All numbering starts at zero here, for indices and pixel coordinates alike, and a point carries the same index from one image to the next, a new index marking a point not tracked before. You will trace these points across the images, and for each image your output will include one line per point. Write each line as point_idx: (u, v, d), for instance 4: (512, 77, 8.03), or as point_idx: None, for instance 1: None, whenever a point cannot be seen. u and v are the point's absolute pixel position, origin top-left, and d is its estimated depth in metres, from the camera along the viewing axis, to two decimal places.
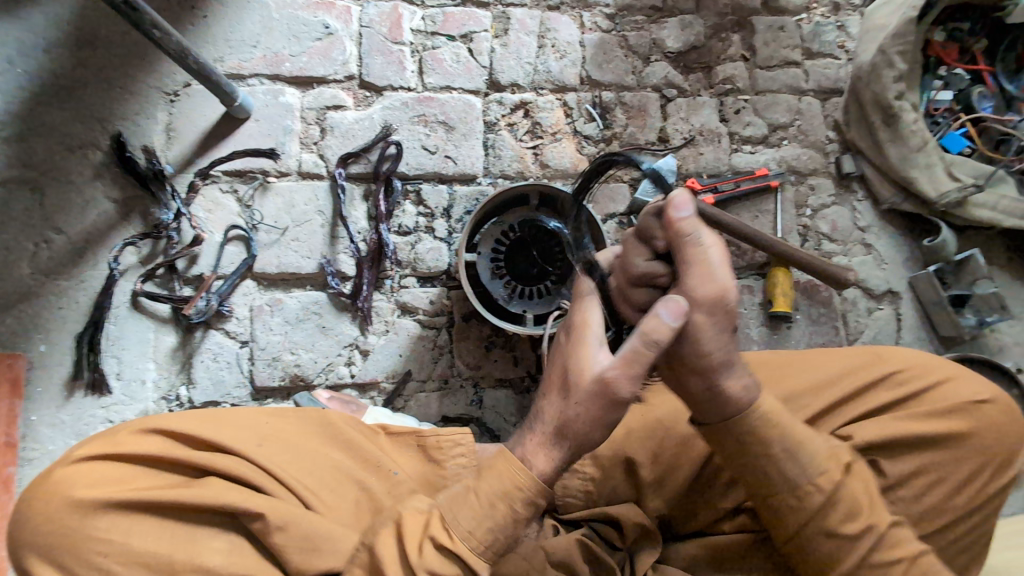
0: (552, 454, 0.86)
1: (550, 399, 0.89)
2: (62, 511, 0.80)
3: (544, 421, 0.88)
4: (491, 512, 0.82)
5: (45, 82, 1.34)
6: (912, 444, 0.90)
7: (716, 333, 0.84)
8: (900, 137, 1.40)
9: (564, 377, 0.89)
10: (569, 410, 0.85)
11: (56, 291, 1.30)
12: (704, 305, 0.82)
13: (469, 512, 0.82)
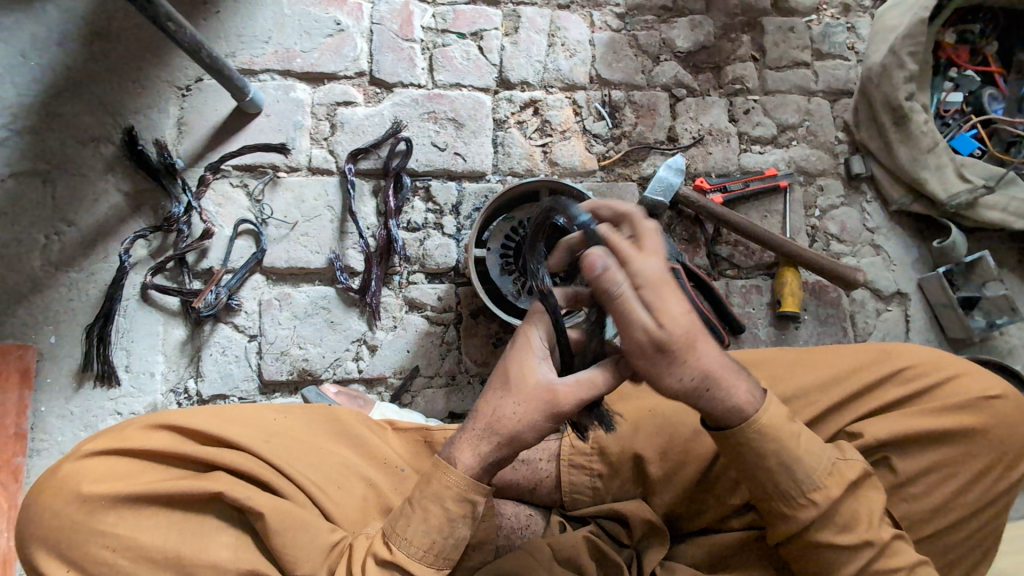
0: (480, 447, 0.83)
1: (487, 394, 0.86)
2: (70, 504, 0.80)
3: (478, 415, 0.85)
4: (426, 518, 0.82)
5: (59, 75, 1.35)
6: (922, 441, 0.90)
7: (666, 368, 0.80)
8: (910, 137, 1.40)
9: (501, 375, 0.86)
10: (505, 406, 0.83)
11: (67, 283, 1.31)
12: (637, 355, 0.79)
13: (408, 521, 0.82)
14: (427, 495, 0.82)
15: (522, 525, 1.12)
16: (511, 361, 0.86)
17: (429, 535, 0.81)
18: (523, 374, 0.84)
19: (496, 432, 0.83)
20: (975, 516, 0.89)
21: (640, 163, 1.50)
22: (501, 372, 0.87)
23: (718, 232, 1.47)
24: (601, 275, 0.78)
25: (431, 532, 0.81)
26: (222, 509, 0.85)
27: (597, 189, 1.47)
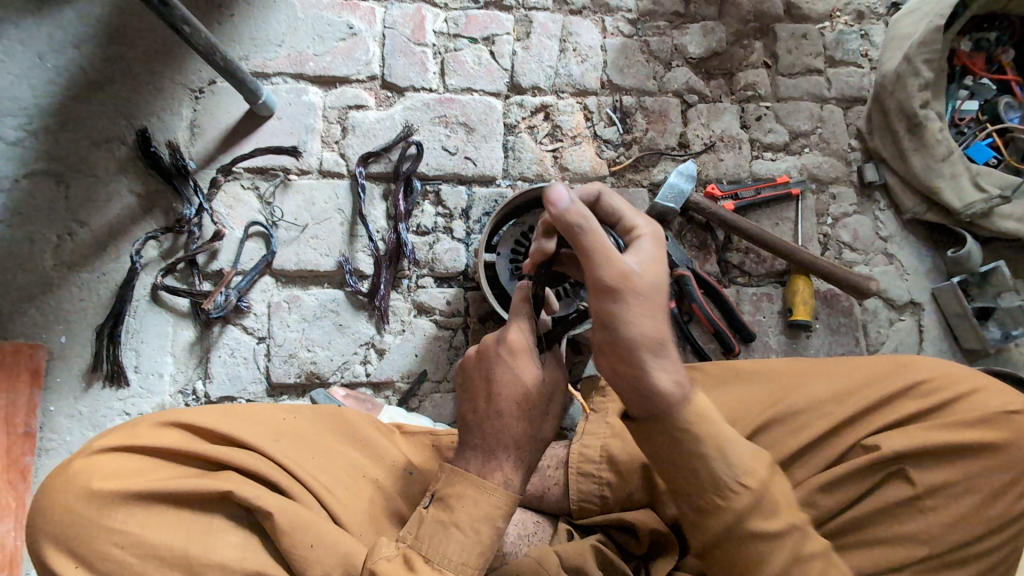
0: (521, 464, 0.90)
1: (512, 424, 0.89)
2: (78, 501, 0.79)
3: (517, 444, 0.89)
4: (478, 537, 0.84)
5: (75, 77, 1.37)
6: (942, 454, 0.88)
7: (645, 314, 0.76)
8: (925, 146, 1.39)
9: (521, 398, 0.90)
10: (542, 420, 0.92)
11: (77, 283, 1.31)
12: (613, 286, 0.75)
13: (456, 543, 0.83)
14: (479, 517, 0.85)
15: (530, 532, 1.13)
16: (527, 384, 0.90)
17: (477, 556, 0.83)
18: (537, 391, 0.91)
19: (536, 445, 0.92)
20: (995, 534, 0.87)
21: (650, 169, 1.49)
22: (517, 399, 0.90)
23: (729, 240, 1.46)
24: (568, 209, 0.76)
25: (484, 552, 0.84)
26: (230, 508, 0.85)
27: None
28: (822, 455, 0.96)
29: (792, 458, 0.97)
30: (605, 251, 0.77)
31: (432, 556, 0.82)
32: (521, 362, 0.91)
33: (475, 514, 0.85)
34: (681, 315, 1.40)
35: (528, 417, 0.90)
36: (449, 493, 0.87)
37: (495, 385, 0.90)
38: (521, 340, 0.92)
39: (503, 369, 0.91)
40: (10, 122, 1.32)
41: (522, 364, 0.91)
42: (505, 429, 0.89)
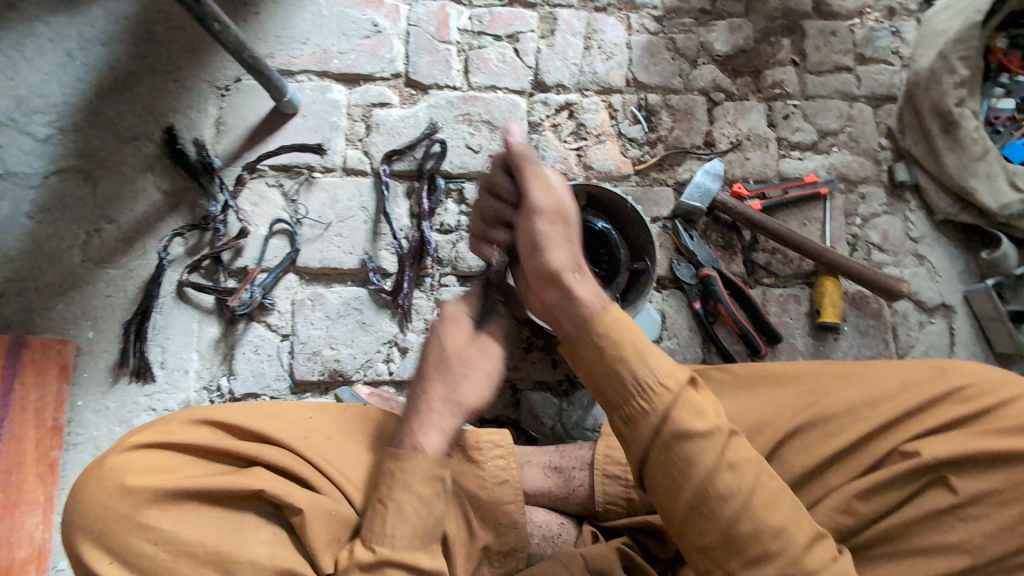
0: (429, 421, 0.91)
1: (432, 382, 0.95)
2: (112, 497, 0.80)
3: (431, 403, 0.93)
4: (399, 512, 0.84)
5: (103, 75, 1.38)
6: (982, 461, 0.86)
7: (560, 240, 0.94)
8: (960, 145, 1.36)
9: (439, 361, 0.97)
10: (462, 381, 0.96)
11: (105, 279, 1.32)
12: (543, 209, 0.93)
13: (379, 520, 0.84)
14: (395, 487, 0.85)
15: (554, 533, 1.12)
16: (446, 349, 0.98)
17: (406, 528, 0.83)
18: (457, 357, 0.97)
19: (450, 406, 0.94)
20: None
21: (676, 168, 1.47)
22: (437, 364, 0.97)
23: (755, 240, 1.44)
24: (519, 143, 0.96)
25: (412, 526, 0.84)
26: (262, 505, 0.85)
27: (632, 193, 1.45)
28: (858, 460, 0.95)
29: (826, 462, 0.95)
30: (541, 180, 0.95)
31: (367, 537, 0.84)
32: (449, 332, 1.00)
33: (396, 488, 0.85)
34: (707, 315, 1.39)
35: (449, 379, 0.95)
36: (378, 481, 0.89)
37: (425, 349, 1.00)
38: (455, 312, 1.03)
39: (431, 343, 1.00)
40: (41, 119, 1.34)
41: (452, 333, 1.00)
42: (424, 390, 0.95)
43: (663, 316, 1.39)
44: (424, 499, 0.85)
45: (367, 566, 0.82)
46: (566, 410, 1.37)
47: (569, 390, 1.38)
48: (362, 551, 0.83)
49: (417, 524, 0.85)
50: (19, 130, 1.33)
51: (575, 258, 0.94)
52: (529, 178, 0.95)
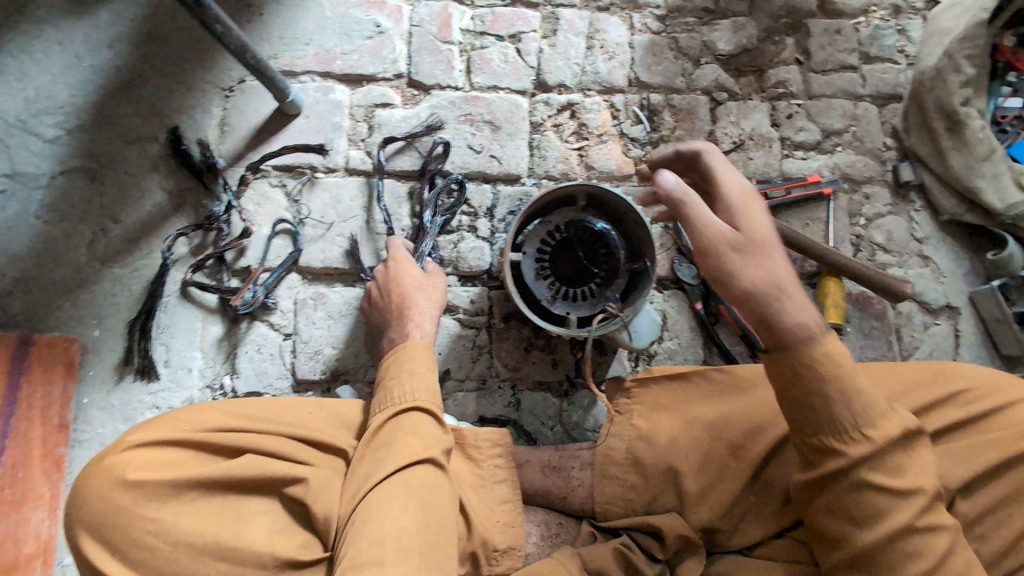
0: (427, 316, 1.18)
1: (410, 302, 1.19)
2: (112, 492, 0.81)
3: (415, 311, 1.18)
4: (412, 373, 1.00)
5: (109, 76, 1.39)
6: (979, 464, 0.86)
7: (753, 265, 0.84)
8: (965, 145, 1.35)
9: (407, 288, 1.22)
10: (431, 292, 1.23)
11: (110, 278, 1.34)
12: (723, 244, 0.85)
13: (396, 386, 0.98)
14: (403, 361, 1.02)
15: (552, 532, 1.15)
16: (410, 279, 1.23)
17: (420, 384, 0.98)
18: (422, 278, 1.25)
19: (435, 305, 1.22)
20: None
21: None
22: (408, 286, 1.22)
23: None
24: (672, 189, 0.88)
25: (424, 383, 0.99)
26: (262, 494, 0.86)
27: (634, 194, 1.44)
28: None
29: None
30: (706, 217, 0.86)
31: (383, 403, 0.97)
32: (403, 264, 1.25)
33: (404, 361, 1.02)
34: (708, 316, 1.39)
35: (425, 291, 1.22)
36: (383, 369, 1.04)
37: (384, 293, 1.23)
38: (398, 250, 1.29)
39: (391, 279, 1.24)
40: (48, 120, 1.36)
41: (406, 263, 1.26)
42: (408, 301, 1.19)
43: (664, 317, 1.39)
44: (427, 367, 1.02)
45: (389, 417, 0.94)
46: (567, 410, 1.37)
47: (569, 390, 1.38)
48: (383, 412, 0.95)
49: (428, 385, 0.99)
50: (27, 131, 1.35)
51: (772, 283, 0.83)
52: (693, 221, 0.86)
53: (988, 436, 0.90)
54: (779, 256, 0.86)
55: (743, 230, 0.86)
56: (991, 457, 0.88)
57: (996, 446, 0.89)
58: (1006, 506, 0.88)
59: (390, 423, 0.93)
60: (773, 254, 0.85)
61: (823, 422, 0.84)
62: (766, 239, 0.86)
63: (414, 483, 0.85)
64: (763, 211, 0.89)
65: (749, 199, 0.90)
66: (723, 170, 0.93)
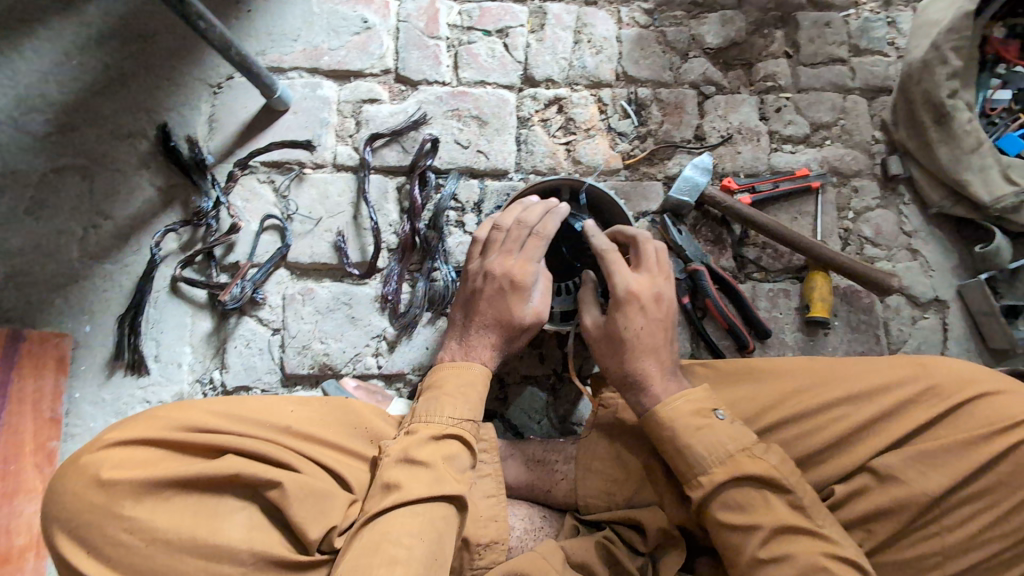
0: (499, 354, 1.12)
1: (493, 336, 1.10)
2: (89, 489, 0.82)
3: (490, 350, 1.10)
4: (466, 400, 1.02)
5: (99, 74, 1.40)
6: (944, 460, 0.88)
7: (608, 354, 1.04)
8: (953, 137, 1.33)
9: (500, 318, 1.10)
10: (519, 330, 1.11)
11: (101, 274, 1.35)
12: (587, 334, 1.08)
13: (448, 404, 1.00)
14: (453, 383, 1.03)
15: (537, 526, 1.14)
16: (509, 310, 1.10)
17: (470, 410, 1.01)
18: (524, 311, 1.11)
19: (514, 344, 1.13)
20: (999, 531, 0.87)
21: (666, 162, 1.46)
22: (497, 321, 1.10)
23: (746, 234, 1.43)
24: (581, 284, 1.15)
25: (472, 410, 1.02)
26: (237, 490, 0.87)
27: (622, 188, 1.44)
28: (836, 459, 0.96)
29: (803, 459, 0.96)
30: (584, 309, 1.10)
31: (430, 418, 0.99)
32: (512, 292, 1.10)
33: (461, 384, 1.03)
34: (695, 311, 1.38)
35: (507, 333, 1.11)
36: (434, 380, 1.05)
37: (482, 306, 1.11)
38: (523, 270, 1.10)
39: (496, 291, 1.10)
40: (38, 118, 1.37)
41: (520, 295, 1.10)
42: (483, 336, 1.10)
43: None
44: (473, 383, 1.04)
45: (436, 437, 0.96)
46: (554, 405, 1.37)
47: (557, 385, 1.38)
48: (428, 428, 0.97)
49: (476, 411, 1.02)
50: (18, 128, 1.36)
51: (622, 375, 1.02)
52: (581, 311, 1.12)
53: (961, 433, 0.91)
54: (642, 351, 1.01)
55: (606, 327, 1.04)
56: (966, 450, 0.89)
57: (971, 439, 0.89)
58: (979, 496, 0.89)
59: (434, 442, 0.96)
60: (628, 347, 1.02)
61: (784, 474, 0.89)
62: (627, 339, 1.01)
63: (434, 515, 0.88)
64: (637, 311, 1.02)
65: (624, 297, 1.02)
66: (607, 266, 1.04)
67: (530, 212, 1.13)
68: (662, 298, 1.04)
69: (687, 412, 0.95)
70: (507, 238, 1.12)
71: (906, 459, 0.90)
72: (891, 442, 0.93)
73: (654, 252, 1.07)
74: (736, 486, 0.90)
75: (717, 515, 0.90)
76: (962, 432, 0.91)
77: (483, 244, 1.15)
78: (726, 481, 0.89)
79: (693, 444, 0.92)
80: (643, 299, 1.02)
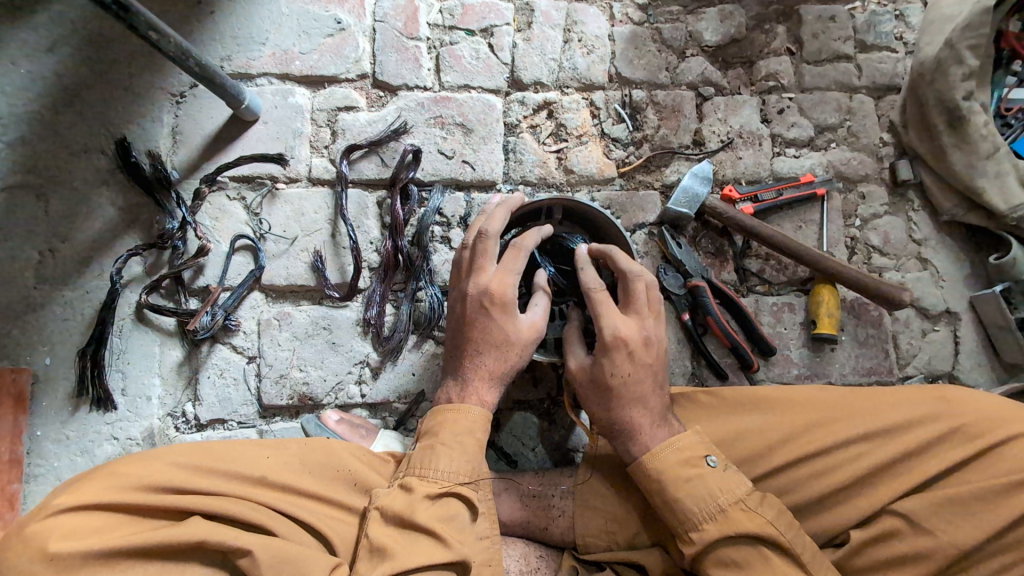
0: (499, 377, 1.02)
1: (484, 357, 1.01)
2: (35, 565, 0.74)
3: (482, 376, 1.01)
4: (464, 450, 0.94)
5: (50, 84, 1.29)
6: (968, 504, 0.83)
7: (598, 401, 0.97)
8: (967, 142, 1.26)
9: (488, 339, 1.02)
10: (512, 351, 1.02)
11: (61, 302, 1.26)
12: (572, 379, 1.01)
13: (444, 457, 0.93)
14: (450, 433, 0.96)
15: (533, 567, 1.08)
16: (501, 330, 1.01)
17: (467, 461, 0.93)
18: (512, 331, 1.02)
19: (513, 367, 1.03)
20: None
21: (662, 169, 1.38)
22: (488, 342, 1.01)
23: (748, 245, 1.36)
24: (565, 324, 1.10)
25: (472, 463, 0.94)
26: (205, 557, 0.80)
27: (616, 199, 1.35)
28: (852, 502, 0.90)
29: (816, 501, 0.91)
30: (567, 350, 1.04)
31: (426, 472, 0.92)
32: (498, 310, 1.01)
33: (459, 431, 0.96)
34: (696, 328, 1.30)
35: (502, 355, 1.02)
36: (433, 425, 0.98)
37: (467, 327, 1.03)
38: (504, 288, 1.02)
39: (482, 312, 1.02)
40: None
41: (508, 313, 1.02)
42: (476, 362, 1.02)
43: None
44: (470, 428, 0.97)
45: (431, 496, 0.89)
46: (549, 430, 1.30)
47: (552, 409, 1.31)
48: (423, 483, 0.91)
49: (475, 461, 0.95)
50: None
51: (609, 423, 0.96)
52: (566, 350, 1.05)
53: (989, 476, 0.85)
54: (631, 399, 0.95)
55: (592, 372, 0.98)
56: (999, 498, 0.83)
57: (1004, 484, 0.83)
58: (1015, 545, 0.82)
59: (431, 502, 0.89)
60: (619, 396, 0.95)
61: (789, 528, 0.85)
62: (616, 387, 0.95)
63: None
64: (625, 357, 0.96)
65: (617, 344, 0.96)
66: (596, 308, 0.98)
67: (492, 220, 1.04)
68: (650, 341, 0.99)
69: (677, 462, 0.90)
70: (479, 254, 1.04)
71: (932, 506, 0.84)
72: (915, 482, 0.88)
73: (645, 292, 1.00)
74: (732, 542, 0.85)
75: (712, 572, 0.85)
76: (990, 475, 0.85)
77: (465, 264, 1.07)
78: (730, 535, 0.84)
79: (685, 497, 0.87)
80: (632, 345, 0.96)
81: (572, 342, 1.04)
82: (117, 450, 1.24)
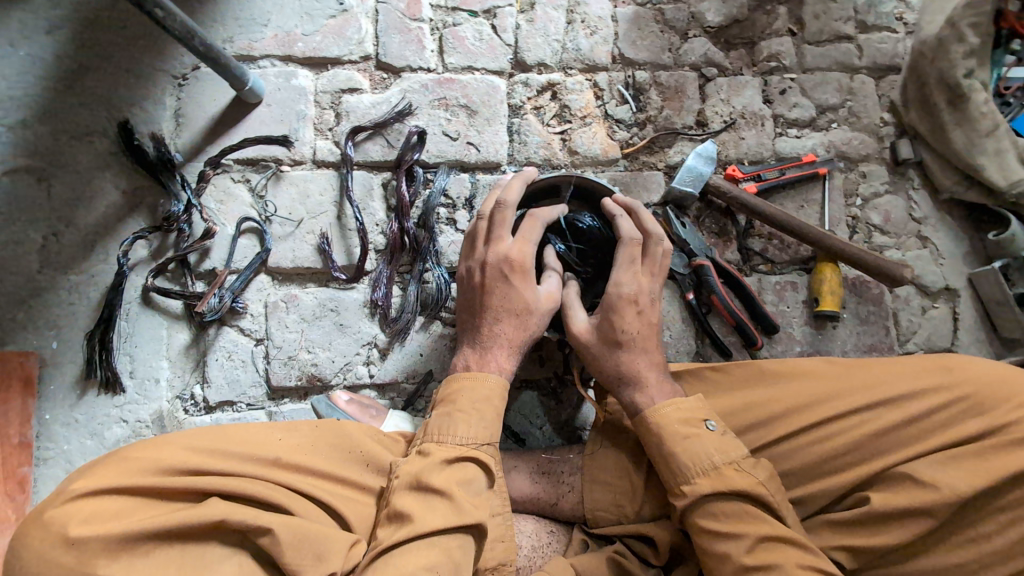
0: (518, 344, 1.04)
1: (504, 325, 1.03)
2: (55, 549, 0.73)
3: (500, 343, 1.03)
4: (482, 417, 0.96)
5: (50, 67, 1.28)
6: (972, 469, 0.85)
7: (607, 355, 1.00)
8: (968, 119, 1.28)
9: (507, 306, 1.03)
10: (532, 319, 1.04)
11: (67, 286, 1.25)
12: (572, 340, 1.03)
13: (462, 423, 0.94)
14: (469, 398, 0.97)
15: (544, 542, 1.11)
16: (519, 297, 1.03)
17: (483, 428, 0.95)
18: (529, 298, 1.04)
19: (530, 334, 1.04)
20: None
21: (666, 150, 1.39)
22: (507, 310, 1.03)
23: (750, 225, 1.37)
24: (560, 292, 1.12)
25: (490, 429, 0.96)
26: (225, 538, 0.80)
27: (620, 180, 1.36)
28: (860, 472, 0.92)
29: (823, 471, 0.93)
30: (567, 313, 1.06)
31: (443, 438, 0.93)
32: (518, 277, 1.03)
33: (478, 398, 0.97)
34: (700, 307, 1.32)
35: (521, 322, 1.03)
36: (448, 394, 0.99)
37: (486, 296, 1.04)
38: (524, 257, 1.04)
39: (502, 279, 1.03)
40: None
41: (526, 282, 1.04)
42: (496, 329, 1.03)
43: None
44: (486, 395, 0.98)
45: (449, 460, 0.90)
46: (555, 409, 1.31)
47: (558, 388, 1.32)
48: (441, 448, 0.91)
49: (493, 428, 0.96)
50: None
51: (624, 383, 0.98)
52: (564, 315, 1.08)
53: (992, 441, 0.87)
54: (637, 354, 0.99)
55: (599, 329, 1.01)
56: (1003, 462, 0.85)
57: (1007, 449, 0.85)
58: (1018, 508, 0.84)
59: (449, 466, 0.90)
60: (627, 351, 0.99)
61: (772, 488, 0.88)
62: (625, 342, 0.99)
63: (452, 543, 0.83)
64: (634, 315, 1.00)
65: (629, 300, 0.99)
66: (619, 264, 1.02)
67: (510, 190, 1.06)
68: (655, 303, 1.03)
69: (676, 420, 0.92)
70: (497, 223, 1.06)
71: (937, 472, 0.86)
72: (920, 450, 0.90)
73: (662, 256, 1.05)
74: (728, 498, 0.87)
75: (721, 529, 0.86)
76: (993, 441, 0.87)
77: (481, 234, 1.08)
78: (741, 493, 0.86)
79: (681, 451, 0.90)
80: (641, 303, 1.01)
81: (572, 307, 1.07)
82: (126, 433, 1.24)
